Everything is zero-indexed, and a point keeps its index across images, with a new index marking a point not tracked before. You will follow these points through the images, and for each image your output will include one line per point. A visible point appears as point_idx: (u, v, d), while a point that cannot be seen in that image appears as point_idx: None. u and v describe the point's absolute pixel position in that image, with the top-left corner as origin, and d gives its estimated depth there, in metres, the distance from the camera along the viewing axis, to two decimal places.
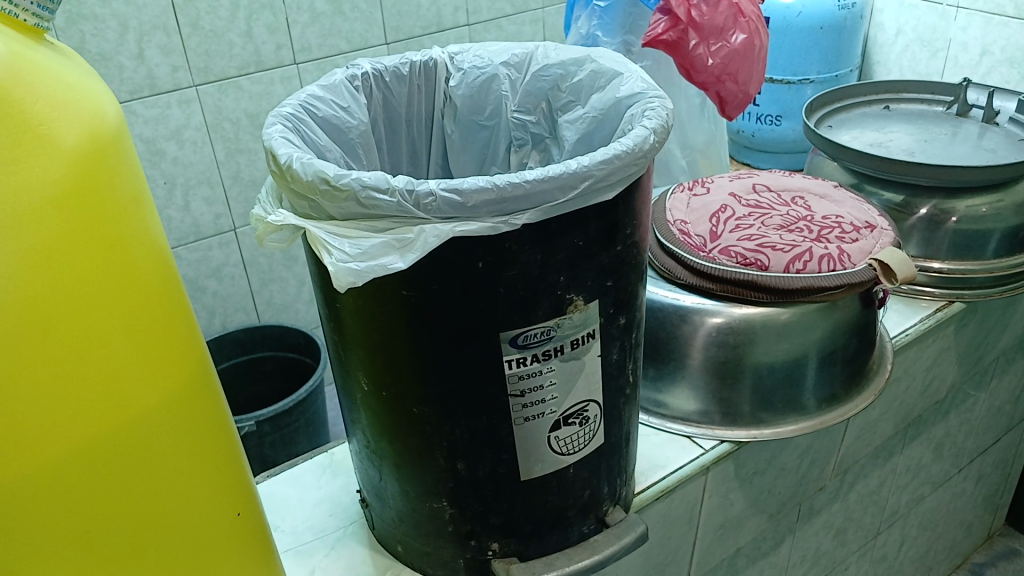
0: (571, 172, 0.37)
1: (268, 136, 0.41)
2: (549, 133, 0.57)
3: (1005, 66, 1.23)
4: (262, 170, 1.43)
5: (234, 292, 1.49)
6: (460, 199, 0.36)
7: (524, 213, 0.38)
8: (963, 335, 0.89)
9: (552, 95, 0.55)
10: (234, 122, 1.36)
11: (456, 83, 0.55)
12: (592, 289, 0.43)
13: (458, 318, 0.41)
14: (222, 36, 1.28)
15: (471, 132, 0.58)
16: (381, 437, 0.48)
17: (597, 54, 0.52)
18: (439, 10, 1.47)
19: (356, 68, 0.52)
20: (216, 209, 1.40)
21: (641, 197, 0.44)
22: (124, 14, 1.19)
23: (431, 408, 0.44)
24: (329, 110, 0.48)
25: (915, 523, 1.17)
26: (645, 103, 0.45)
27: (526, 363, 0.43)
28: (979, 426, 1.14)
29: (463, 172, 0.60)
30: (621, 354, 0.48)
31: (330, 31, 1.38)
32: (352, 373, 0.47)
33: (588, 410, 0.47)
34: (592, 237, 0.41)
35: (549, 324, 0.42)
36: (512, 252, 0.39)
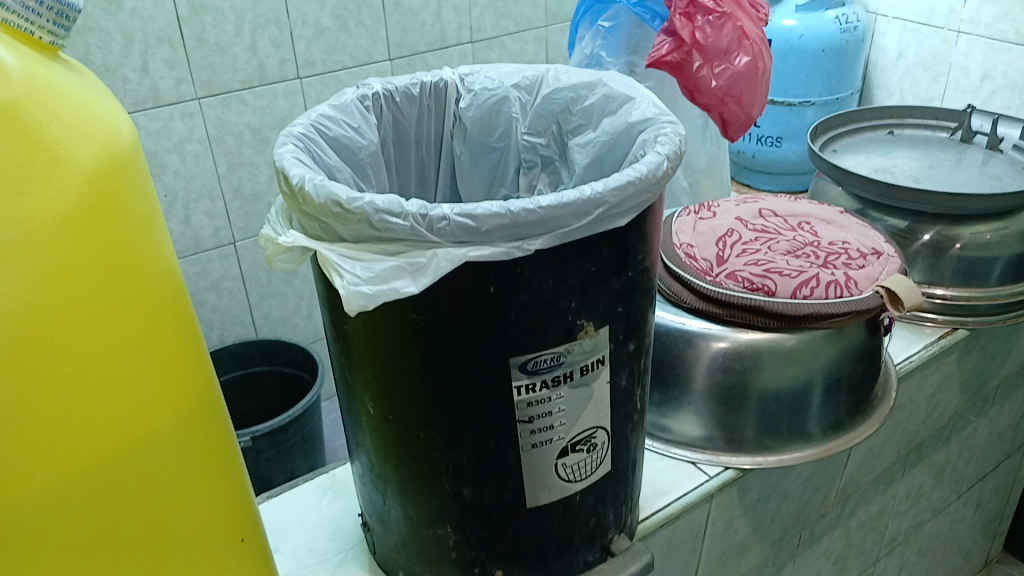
0: (586, 198, 0.37)
1: (280, 157, 0.41)
2: (559, 156, 0.57)
3: (1006, 92, 1.23)
4: (263, 185, 1.42)
5: (232, 305, 1.49)
6: (473, 224, 0.36)
7: (537, 239, 0.37)
8: (966, 361, 0.88)
9: (562, 118, 0.54)
10: (237, 135, 1.36)
11: (466, 104, 0.55)
12: (603, 315, 0.43)
13: (467, 342, 0.40)
14: (226, 50, 1.28)
15: (481, 153, 0.58)
16: (386, 461, 0.48)
17: (608, 78, 0.52)
18: (443, 27, 1.48)
19: (366, 88, 0.51)
20: (216, 222, 1.40)
21: (653, 224, 0.44)
22: (129, 27, 1.19)
23: (438, 432, 0.44)
24: (340, 130, 0.48)
25: (914, 549, 1.17)
26: (659, 128, 0.45)
27: (535, 390, 0.43)
28: (980, 451, 1.14)
29: (472, 194, 0.60)
30: (629, 380, 0.48)
31: (334, 47, 1.38)
32: (358, 397, 0.46)
33: (596, 436, 0.47)
34: (604, 263, 0.41)
35: (559, 349, 0.42)
36: (523, 277, 0.39)
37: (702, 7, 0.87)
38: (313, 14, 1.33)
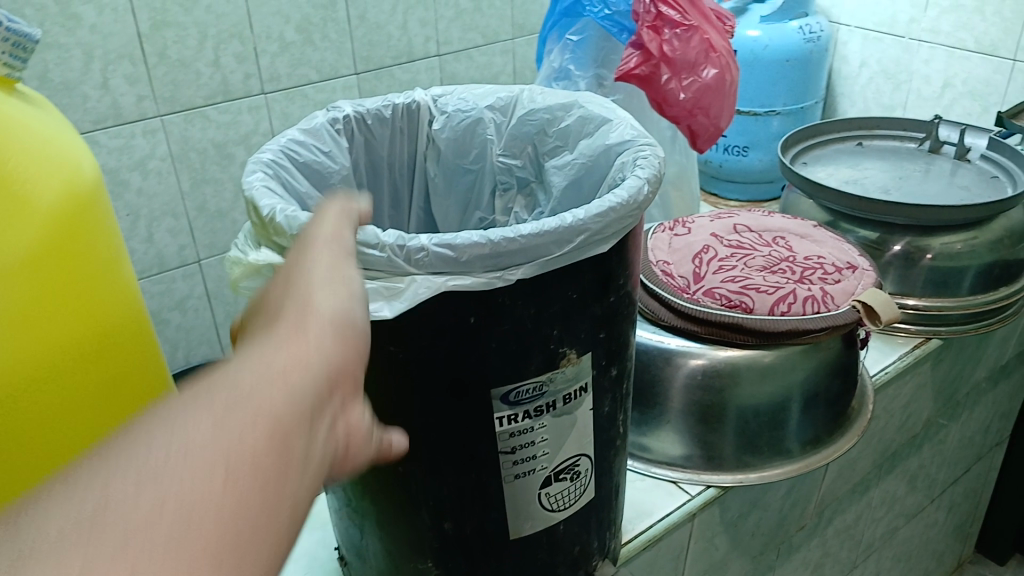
0: (567, 226, 0.36)
1: (249, 185, 0.40)
2: (535, 178, 0.56)
3: (967, 99, 1.26)
4: (228, 202, 1.40)
5: (198, 324, 1.46)
6: (453, 254, 0.35)
7: (519, 268, 0.37)
8: (939, 370, 0.89)
9: (537, 139, 0.54)
10: (201, 152, 1.33)
11: (440, 126, 0.54)
12: (586, 342, 0.42)
13: (446, 374, 0.39)
14: (189, 65, 1.26)
15: (455, 175, 0.57)
16: (363, 495, 0.47)
17: (584, 99, 0.51)
18: (409, 40, 1.47)
19: (337, 111, 0.50)
20: (180, 240, 1.38)
21: (634, 249, 0.43)
22: (89, 43, 1.17)
23: (417, 465, 0.43)
24: (311, 155, 0.47)
25: (889, 555, 1.17)
26: (638, 150, 0.44)
27: (517, 420, 0.42)
28: (951, 456, 1.15)
29: (446, 216, 0.59)
30: (612, 405, 0.47)
31: (299, 61, 1.37)
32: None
33: (579, 464, 0.46)
34: (586, 289, 0.40)
35: (541, 378, 0.41)
36: (505, 306, 0.38)
37: (668, 21, 0.87)
38: (277, 28, 1.32)
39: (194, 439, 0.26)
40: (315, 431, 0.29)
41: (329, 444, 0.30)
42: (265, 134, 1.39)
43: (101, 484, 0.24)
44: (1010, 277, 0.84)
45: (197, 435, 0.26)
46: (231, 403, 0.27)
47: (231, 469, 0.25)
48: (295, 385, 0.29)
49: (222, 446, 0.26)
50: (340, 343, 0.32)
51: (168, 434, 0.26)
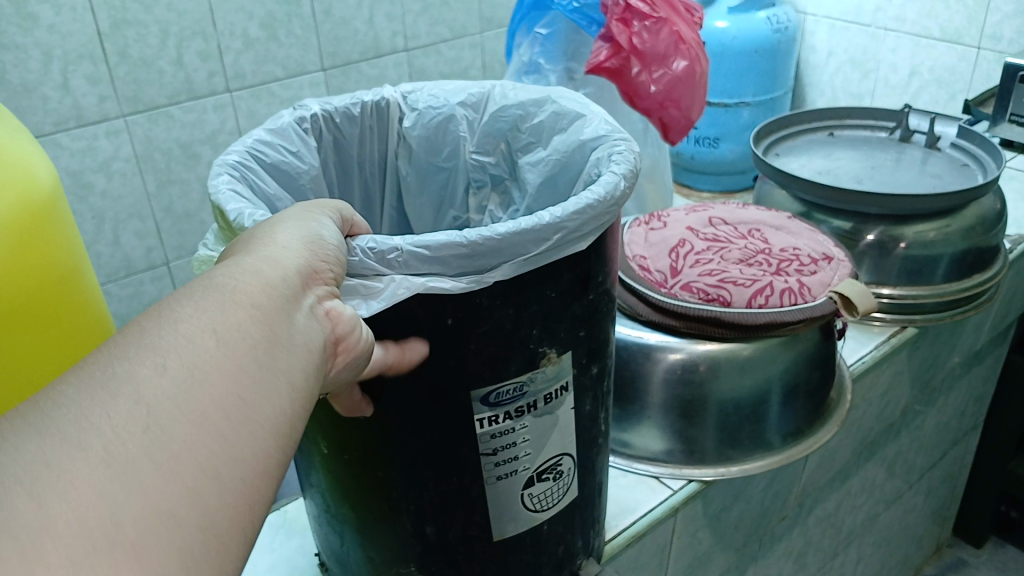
0: (543, 224, 0.36)
1: (215, 189, 0.39)
2: (509, 175, 0.55)
3: (933, 87, 1.29)
4: (195, 203, 1.38)
5: None
6: (428, 253, 0.35)
7: (497, 269, 0.36)
8: (915, 357, 0.89)
9: (511, 135, 0.53)
10: (165, 152, 1.31)
11: (411, 123, 0.53)
12: (565, 341, 0.42)
13: (423, 379, 0.39)
14: (152, 64, 1.24)
15: (428, 174, 0.56)
16: (342, 503, 0.46)
17: (557, 94, 0.50)
18: (376, 35, 1.46)
19: (304, 109, 0.50)
20: (147, 242, 1.36)
21: (612, 245, 0.43)
22: (47, 43, 1.14)
23: (396, 471, 0.42)
24: (278, 156, 0.47)
25: (869, 541, 1.18)
26: (612, 146, 0.43)
27: (498, 421, 0.42)
28: (928, 441, 1.15)
29: (421, 216, 0.58)
30: (593, 404, 0.46)
31: (264, 58, 1.35)
32: (312, 437, 0.44)
33: (561, 464, 0.46)
34: (564, 288, 0.40)
35: (521, 378, 0.41)
36: (482, 307, 0.38)
37: (637, 13, 0.87)
38: (241, 25, 1.30)
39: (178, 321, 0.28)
40: (297, 313, 0.32)
41: (319, 327, 0.33)
42: (231, 132, 1.37)
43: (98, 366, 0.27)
44: (982, 264, 0.85)
45: (180, 319, 0.29)
46: (208, 289, 0.30)
47: (212, 350, 0.28)
48: (270, 276, 0.32)
49: (201, 327, 0.29)
50: (314, 245, 0.35)
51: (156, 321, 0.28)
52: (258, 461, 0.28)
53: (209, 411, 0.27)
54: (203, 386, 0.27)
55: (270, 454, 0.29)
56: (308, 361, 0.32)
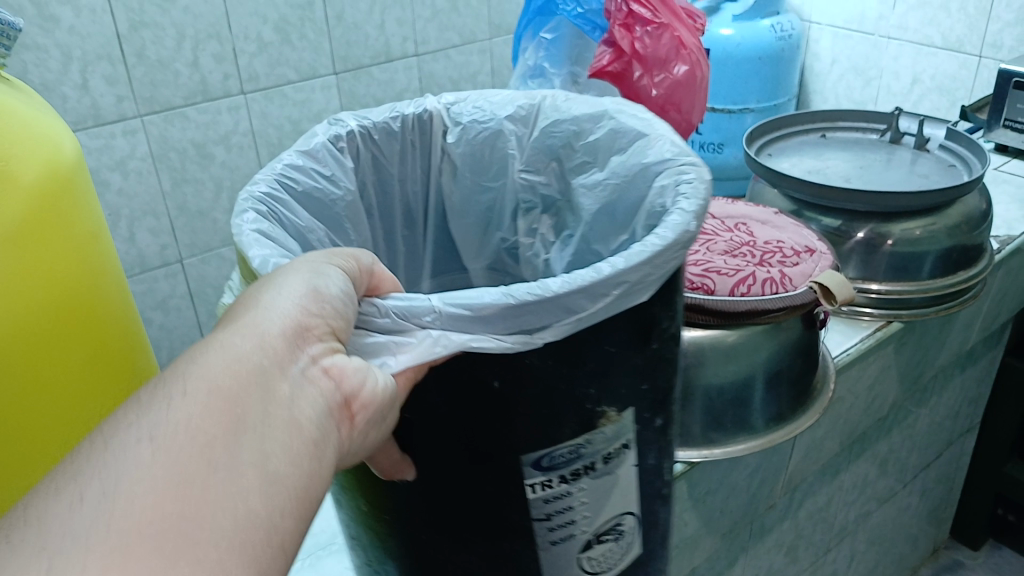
0: (595, 281, 0.38)
1: (238, 232, 0.43)
2: (561, 195, 0.61)
3: (935, 94, 1.32)
4: (208, 202, 1.42)
5: (181, 323, 1.50)
6: (470, 312, 0.38)
7: (545, 329, 0.39)
8: (903, 353, 0.92)
9: (564, 152, 0.58)
10: (180, 152, 1.35)
11: (455, 138, 0.59)
12: (625, 399, 0.44)
13: (469, 447, 0.42)
14: (168, 66, 1.28)
15: (474, 192, 0.63)
16: (385, 558, 0.51)
17: (613, 110, 0.54)
18: (387, 40, 1.51)
19: (341, 127, 0.55)
20: (162, 239, 1.40)
21: (672, 300, 0.44)
22: (67, 44, 1.18)
23: (442, 531, 0.46)
24: (311, 182, 0.52)
25: (862, 539, 1.20)
26: (674, 171, 0.48)
27: (553, 484, 0.45)
28: (921, 441, 1.17)
29: (467, 233, 0.65)
30: (657, 456, 0.50)
31: (277, 61, 1.39)
32: (354, 495, 0.49)
33: (623, 522, 0.49)
34: (623, 344, 0.42)
35: (577, 440, 0.44)
36: (531, 367, 0.40)
37: (640, 20, 0.90)
38: (256, 29, 1.34)
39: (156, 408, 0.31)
40: (280, 384, 0.33)
41: (308, 391, 0.34)
42: (244, 134, 1.41)
43: (77, 470, 0.29)
44: (967, 262, 0.87)
45: (158, 404, 0.31)
46: (180, 377, 0.32)
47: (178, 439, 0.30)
48: (251, 350, 0.34)
49: (176, 418, 0.30)
50: (306, 305, 0.36)
51: (139, 410, 0.31)
52: (248, 529, 0.29)
53: (175, 504, 0.28)
54: (172, 468, 0.29)
55: (260, 520, 0.30)
56: (299, 422, 0.33)
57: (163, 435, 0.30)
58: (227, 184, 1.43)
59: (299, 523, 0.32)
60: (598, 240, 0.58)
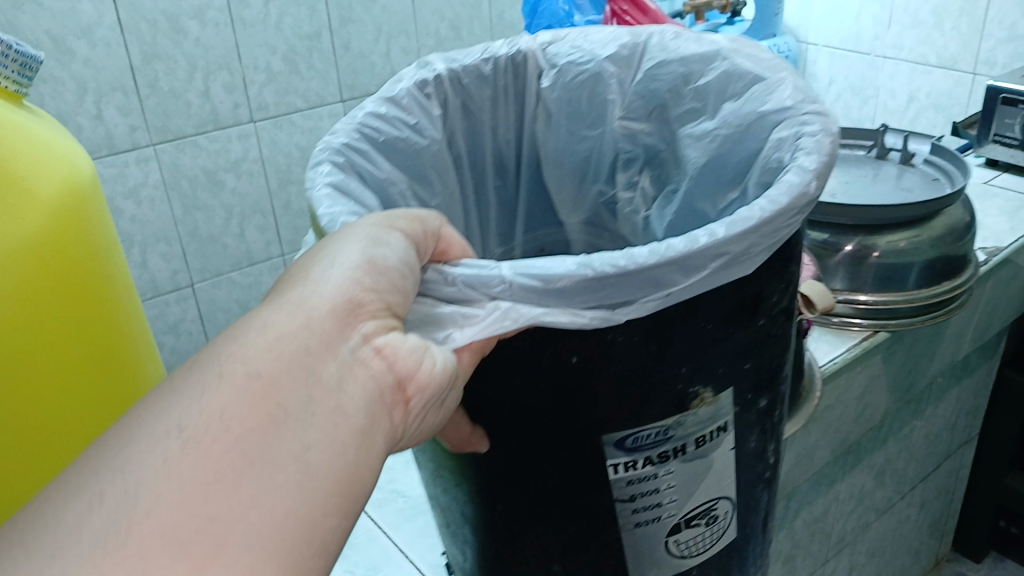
0: (685, 253, 0.36)
1: (311, 186, 0.44)
2: (663, 144, 0.62)
3: (931, 111, 1.35)
4: (219, 227, 1.54)
5: (191, 347, 1.61)
6: (542, 284, 0.36)
7: (628, 306, 0.37)
8: (892, 363, 0.94)
9: (670, 97, 0.58)
10: (191, 179, 1.47)
11: (549, 81, 0.60)
12: (723, 377, 0.42)
13: (550, 425, 0.41)
14: (180, 95, 1.40)
15: (570, 139, 0.65)
16: (464, 524, 0.51)
17: (728, 50, 0.53)
18: (393, 68, 1.64)
19: (429, 71, 0.56)
20: (174, 264, 1.52)
21: (780, 274, 0.42)
22: (83, 77, 1.30)
23: (518, 505, 0.45)
24: (392, 131, 0.54)
25: (862, 551, 1.21)
26: (798, 126, 0.45)
27: (638, 466, 0.43)
28: (919, 452, 1.19)
29: (560, 182, 0.67)
30: (760, 439, 0.48)
31: (286, 90, 1.52)
32: (440, 460, 0.49)
33: (717, 507, 0.48)
34: (721, 319, 0.40)
35: (667, 422, 0.42)
36: (615, 344, 0.38)
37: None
38: (264, 60, 1.47)
39: (192, 401, 0.31)
40: (326, 369, 0.33)
41: (356, 375, 0.33)
42: (254, 161, 1.54)
43: (108, 465, 0.29)
44: (953, 271, 0.89)
45: (195, 396, 0.31)
46: (215, 368, 0.32)
47: (205, 438, 0.30)
48: (294, 334, 0.33)
49: (206, 414, 0.30)
50: (358, 281, 0.35)
51: (176, 402, 0.31)
52: (283, 528, 0.29)
53: (197, 509, 0.28)
54: (202, 465, 0.29)
55: (299, 516, 0.30)
56: (348, 413, 0.32)
57: (197, 430, 0.30)
58: (236, 210, 1.55)
59: (342, 518, 0.31)
60: (705, 192, 0.58)
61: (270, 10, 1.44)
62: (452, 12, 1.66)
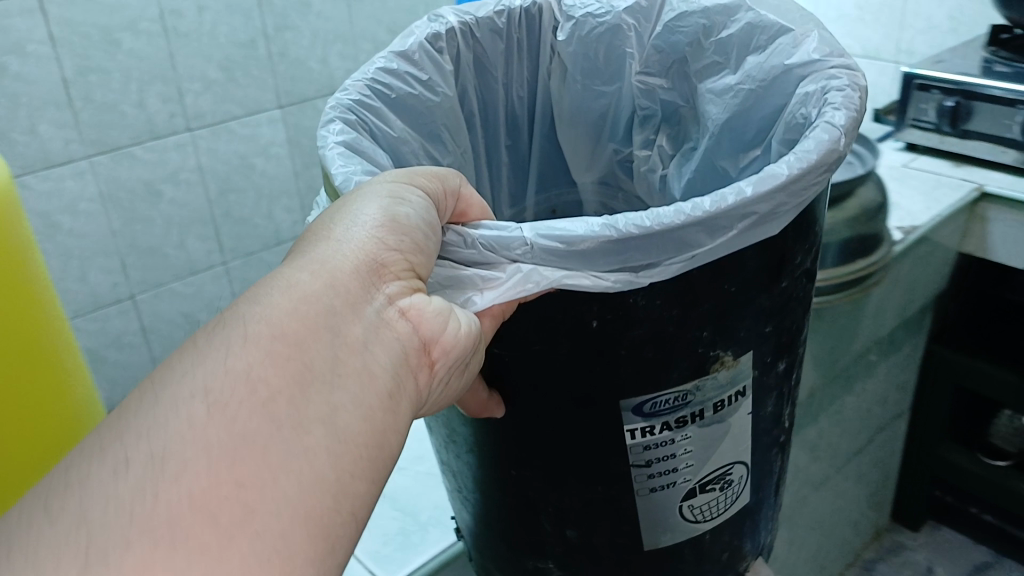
0: (700, 215, 0.40)
1: (324, 144, 0.48)
2: (684, 99, 0.70)
3: None
4: (158, 238, 1.53)
5: (134, 360, 1.60)
6: (564, 245, 0.40)
7: (653, 268, 0.41)
8: (814, 342, 1.00)
9: (694, 48, 0.65)
10: (129, 191, 1.47)
11: (565, 34, 0.68)
12: (745, 340, 0.47)
13: (576, 390, 0.46)
14: (115, 107, 1.40)
15: (590, 98, 0.72)
16: (479, 490, 0.56)
17: (753, 2, 0.59)
18: (331, 73, 1.65)
19: (440, 24, 0.62)
20: (113, 277, 1.51)
21: (802, 236, 0.47)
22: (15, 91, 1.29)
23: (534, 472, 0.51)
24: (410, 87, 0.59)
25: (801, 525, 1.26)
26: (828, 77, 0.50)
27: (657, 431, 0.48)
28: (850, 427, 1.25)
29: (576, 139, 0.74)
30: (777, 403, 0.54)
31: (223, 98, 1.52)
32: (460, 438, 0.54)
33: (733, 471, 0.53)
34: (742, 284, 0.45)
35: (686, 386, 0.47)
36: (633, 307, 0.43)
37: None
38: (200, 69, 1.47)
39: (216, 363, 0.32)
40: (352, 332, 0.35)
41: (379, 340, 0.36)
42: (192, 170, 1.53)
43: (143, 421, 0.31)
44: (866, 250, 0.95)
45: (220, 359, 0.32)
46: (244, 328, 0.33)
47: (238, 395, 0.31)
48: (322, 297, 0.35)
49: (239, 371, 0.32)
50: (377, 249, 0.37)
51: (199, 365, 0.32)
52: (319, 485, 0.31)
53: (230, 463, 0.30)
54: (232, 427, 0.30)
55: (329, 481, 0.31)
56: (374, 375, 0.35)
57: (224, 393, 0.31)
58: (176, 221, 1.54)
59: (371, 483, 0.33)
60: (724, 151, 0.65)
61: (204, 19, 1.44)
62: (389, 17, 1.69)
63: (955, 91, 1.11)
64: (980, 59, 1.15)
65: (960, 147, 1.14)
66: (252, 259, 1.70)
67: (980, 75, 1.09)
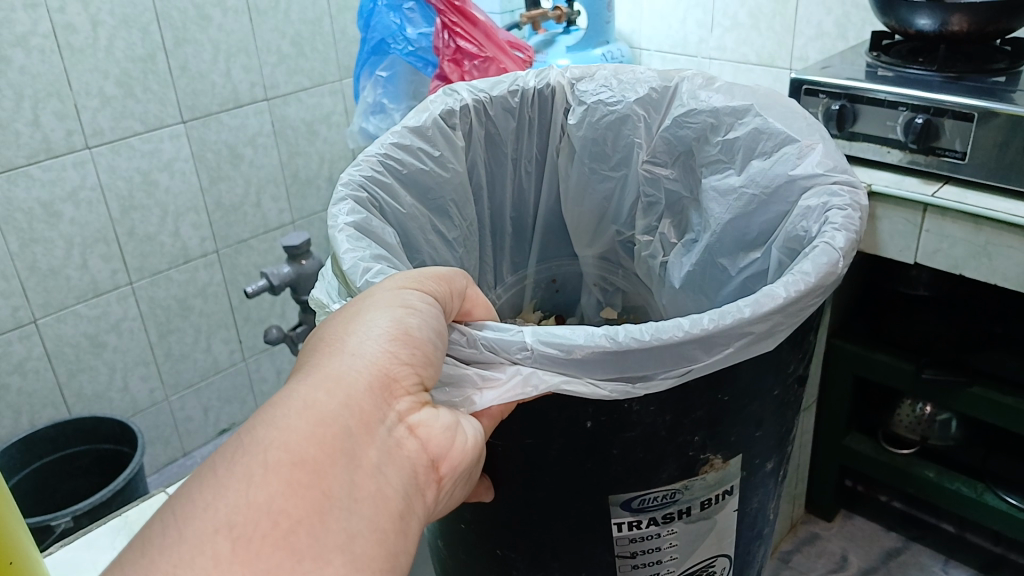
0: (684, 332, 0.48)
1: (335, 224, 0.60)
2: (687, 192, 0.83)
3: None
4: (60, 259, 1.49)
5: (40, 387, 1.53)
6: (566, 353, 0.48)
7: (655, 376, 0.49)
8: None
9: (698, 145, 0.78)
10: (26, 212, 1.42)
11: (575, 121, 0.82)
12: (733, 448, 0.55)
13: (566, 486, 0.54)
14: (7, 126, 1.36)
15: (600, 182, 0.85)
16: (462, 557, 0.64)
17: (759, 107, 0.71)
18: (234, 87, 1.60)
19: (456, 98, 0.76)
20: (13, 302, 1.45)
21: (797, 349, 0.56)
22: None
23: (519, 554, 0.59)
24: (415, 164, 0.73)
25: None
26: (830, 193, 0.62)
27: (645, 526, 0.56)
28: None
29: (581, 216, 0.88)
30: (760, 502, 0.62)
31: (122, 113, 1.47)
32: (449, 516, 0.61)
33: (716, 563, 0.61)
34: (734, 394, 0.53)
35: (676, 485, 0.55)
36: (623, 411, 0.50)
37: (467, 54, 1.18)
38: (97, 84, 1.43)
39: (238, 497, 0.36)
40: (365, 458, 0.40)
41: (387, 462, 0.41)
42: (92, 189, 1.48)
43: (177, 543, 0.35)
44: None
45: (246, 487, 0.37)
46: (271, 451, 0.38)
47: (266, 519, 0.36)
48: (338, 420, 0.40)
49: (267, 493, 0.37)
50: (382, 374, 0.43)
51: (221, 498, 0.36)
52: None
53: None
54: (255, 564, 0.35)
55: None
56: (380, 496, 0.40)
57: (247, 527, 0.35)
58: (77, 240, 1.50)
59: None
60: (725, 250, 0.77)
61: (99, 35, 1.41)
62: (292, 28, 1.66)
63: (840, 94, 1.08)
64: (863, 64, 1.15)
65: (849, 149, 1.10)
66: (161, 278, 1.63)
67: (864, 79, 1.07)
